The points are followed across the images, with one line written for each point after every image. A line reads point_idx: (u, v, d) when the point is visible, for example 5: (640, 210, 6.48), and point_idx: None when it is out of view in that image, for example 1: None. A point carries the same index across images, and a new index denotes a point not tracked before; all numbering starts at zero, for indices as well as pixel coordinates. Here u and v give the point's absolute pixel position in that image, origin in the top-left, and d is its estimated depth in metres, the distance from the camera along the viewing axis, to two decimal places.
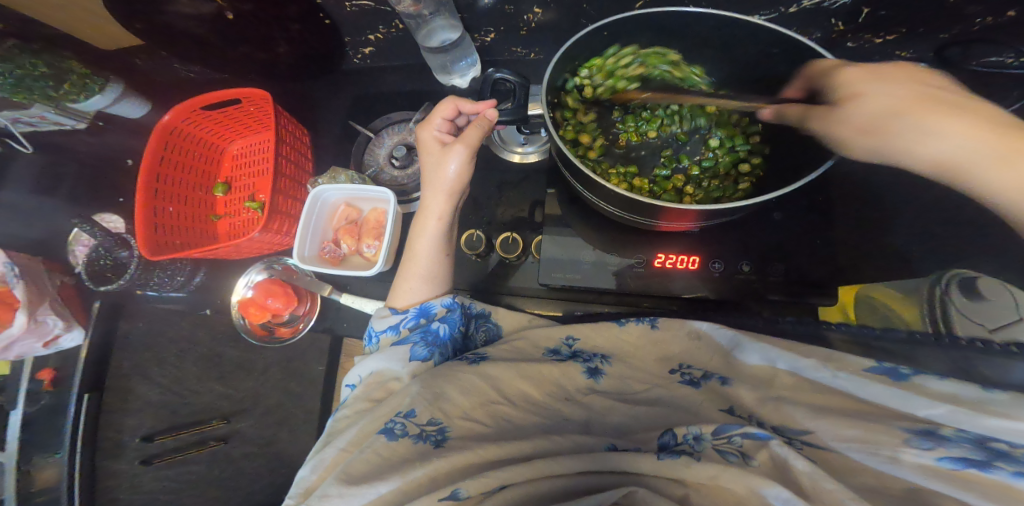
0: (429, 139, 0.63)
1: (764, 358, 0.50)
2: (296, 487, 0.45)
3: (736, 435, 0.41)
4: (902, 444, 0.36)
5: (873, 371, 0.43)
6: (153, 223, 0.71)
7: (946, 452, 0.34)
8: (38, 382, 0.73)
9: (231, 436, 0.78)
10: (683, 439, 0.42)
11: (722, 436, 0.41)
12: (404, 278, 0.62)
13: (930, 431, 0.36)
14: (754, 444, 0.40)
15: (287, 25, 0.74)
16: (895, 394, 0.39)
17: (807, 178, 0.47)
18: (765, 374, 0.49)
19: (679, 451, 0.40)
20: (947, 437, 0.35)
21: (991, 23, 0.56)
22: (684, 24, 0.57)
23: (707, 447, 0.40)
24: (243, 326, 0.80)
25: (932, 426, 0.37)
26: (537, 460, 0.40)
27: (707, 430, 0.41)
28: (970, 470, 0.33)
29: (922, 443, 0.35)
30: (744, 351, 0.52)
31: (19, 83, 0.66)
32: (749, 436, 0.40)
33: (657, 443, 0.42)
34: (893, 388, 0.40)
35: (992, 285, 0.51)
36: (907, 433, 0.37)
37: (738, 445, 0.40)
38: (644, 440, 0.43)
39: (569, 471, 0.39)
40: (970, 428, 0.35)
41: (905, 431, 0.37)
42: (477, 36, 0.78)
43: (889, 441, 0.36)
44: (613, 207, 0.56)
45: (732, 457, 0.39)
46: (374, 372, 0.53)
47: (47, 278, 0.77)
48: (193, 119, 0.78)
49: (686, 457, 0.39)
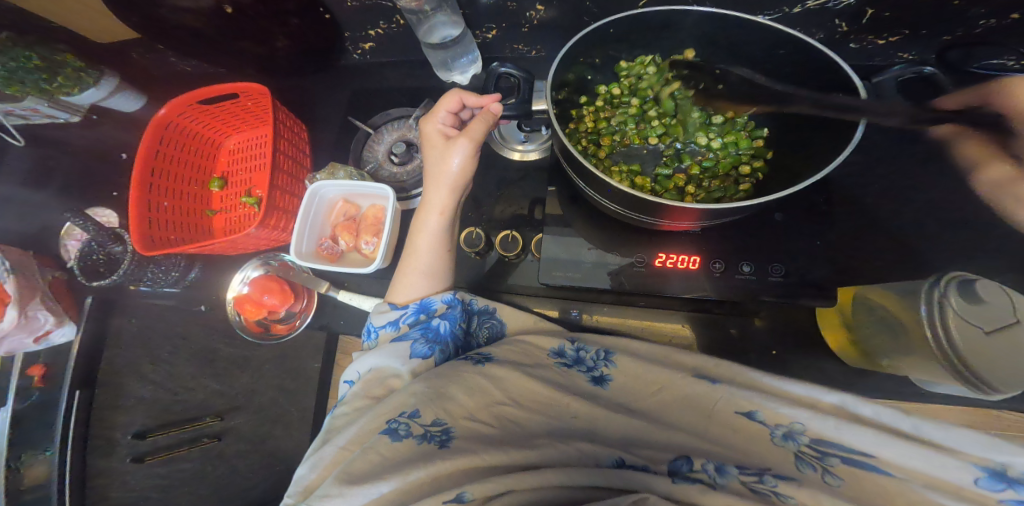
0: (433, 132, 0.63)
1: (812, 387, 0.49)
2: (295, 486, 0.44)
3: (768, 477, 0.40)
4: (972, 481, 0.39)
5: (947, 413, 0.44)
6: (148, 218, 0.71)
7: (1014, 494, 0.38)
8: (28, 379, 0.70)
9: (225, 433, 0.77)
10: (701, 467, 0.40)
11: (750, 474, 0.40)
12: (404, 273, 0.61)
13: (998, 473, 0.39)
14: (789, 485, 0.38)
15: (287, 19, 0.73)
16: (977, 439, 0.41)
17: (813, 179, 0.47)
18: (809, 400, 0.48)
19: (694, 479, 0.39)
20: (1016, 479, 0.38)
21: (994, 26, 0.58)
22: (691, 24, 0.57)
23: (733, 481, 0.39)
24: (239, 323, 0.79)
25: (997, 467, 0.39)
26: (546, 470, 0.40)
27: (732, 465, 0.40)
28: None
29: (991, 483, 0.38)
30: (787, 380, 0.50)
31: (12, 75, 0.64)
32: (784, 478, 0.39)
33: (668, 467, 0.41)
34: (974, 434, 0.41)
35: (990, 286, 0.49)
36: (982, 472, 0.39)
37: (771, 486, 0.39)
38: (652, 459, 0.42)
39: (579, 484, 0.39)
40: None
41: (975, 468, 0.39)
42: (478, 33, 0.77)
43: (960, 475, 0.39)
44: (615, 205, 0.56)
45: (765, 494, 0.38)
46: (373, 368, 0.52)
47: (38, 273, 0.75)
48: (190, 113, 0.77)
49: (702, 484, 0.38)
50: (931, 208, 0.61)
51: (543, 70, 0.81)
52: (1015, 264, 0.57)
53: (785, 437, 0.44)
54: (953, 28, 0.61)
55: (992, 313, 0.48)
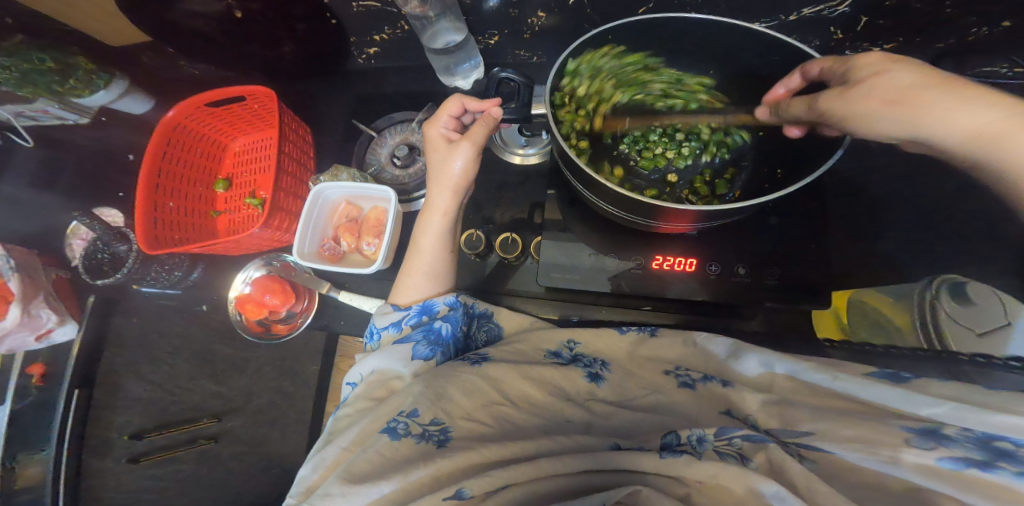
0: (436, 136, 0.64)
1: (763, 364, 0.50)
2: (296, 487, 0.44)
3: (736, 438, 0.42)
4: (905, 445, 0.36)
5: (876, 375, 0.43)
6: (153, 218, 0.72)
7: (950, 453, 0.35)
8: (27, 377, 0.71)
9: (221, 435, 0.77)
10: (687, 440, 0.42)
11: (724, 438, 0.42)
12: (408, 274, 0.62)
13: (930, 431, 0.37)
14: (752, 448, 0.41)
15: (294, 23, 0.74)
16: (897, 393, 0.39)
17: (812, 177, 0.47)
18: (766, 380, 0.50)
19: (681, 450, 0.41)
20: (951, 438, 0.36)
21: (985, 34, 0.60)
22: (686, 30, 0.58)
23: (709, 448, 0.41)
24: (241, 323, 0.79)
25: (934, 426, 0.37)
26: (541, 459, 0.40)
27: (710, 431, 0.43)
28: (971, 470, 0.33)
29: (923, 442, 0.36)
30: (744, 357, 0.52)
31: (26, 78, 0.66)
32: (749, 440, 0.42)
33: (659, 443, 0.43)
34: (896, 389, 0.40)
35: (980, 290, 0.52)
36: (911, 433, 0.37)
37: (738, 447, 0.41)
38: (646, 440, 0.44)
39: (573, 471, 0.40)
40: (975, 427, 0.35)
41: (907, 432, 0.37)
42: (481, 39, 0.79)
43: (892, 443, 0.37)
44: (615, 209, 0.57)
45: (733, 456, 0.40)
46: (376, 370, 0.53)
47: (43, 271, 0.76)
48: (197, 116, 0.78)
49: (689, 455, 0.40)
50: (926, 213, 0.62)
51: (544, 75, 0.83)
52: (1010, 268, 0.58)
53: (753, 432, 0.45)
54: (945, 36, 0.62)
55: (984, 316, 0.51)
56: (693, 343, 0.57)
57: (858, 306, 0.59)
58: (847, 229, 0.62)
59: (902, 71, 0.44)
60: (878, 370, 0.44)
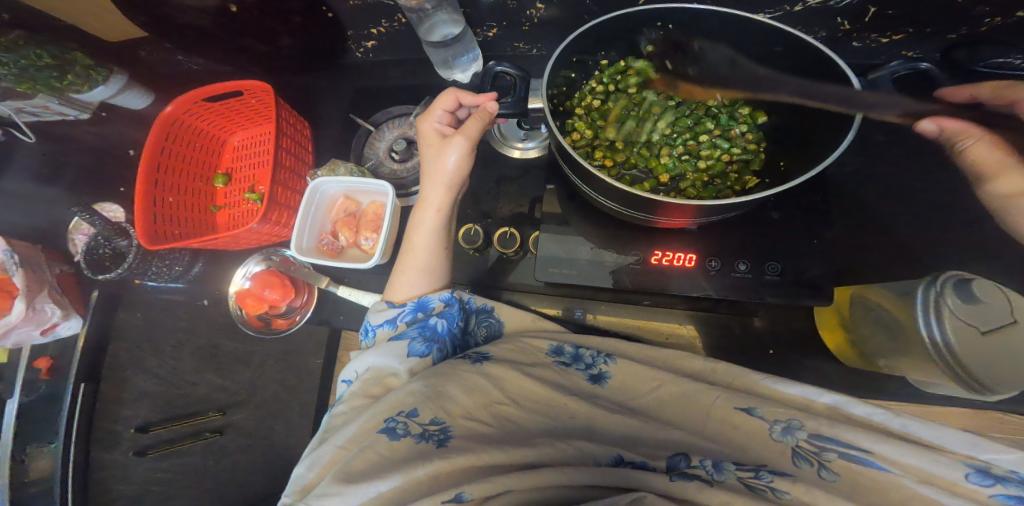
0: (430, 130, 0.64)
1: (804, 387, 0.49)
2: (293, 485, 0.44)
3: (765, 472, 0.41)
4: (963, 477, 0.38)
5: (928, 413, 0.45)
6: (153, 213, 0.72)
7: (1004, 490, 0.37)
8: (35, 371, 0.73)
9: (227, 428, 0.77)
10: (700, 464, 0.41)
11: (748, 471, 0.41)
12: (403, 270, 0.62)
13: (984, 469, 0.38)
14: (785, 481, 0.39)
15: (291, 17, 0.74)
16: (960, 437, 0.41)
17: (811, 172, 0.47)
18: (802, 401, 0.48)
19: (693, 474, 0.40)
20: (1003, 476, 0.38)
21: (1000, 23, 0.58)
22: (685, 20, 0.57)
23: (730, 477, 0.40)
24: (241, 317, 0.80)
25: (984, 465, 0.39)
26: (545, 469, 0.41)
27: (730, 463, 0.42)
28: None
29: (981, 479, 0.38)
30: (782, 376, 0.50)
31: (24, 74, 0.66)
32: (779, 474, 0.40)
33: (666, 463, 0.42)
34: (960, 434, 0.41)
35: (986, 287, 0.49)
36: (967, 467, 0.39)
37: (767, 482, 0.39)
38: (652, 455, 0.43)
39: (580, 483, 0.40)
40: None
41: (965, 464, 0.39)
42: (479, 31, 0.78)
43: (951, 473, 0.38)
44: (612, 202, 0.56)
45: (761, 490, 0.39)
46: (372, 368, 0.52)
47: (46, 265, 0.76)
48: (194, 111, 0.78)
49: (700, 482, 0.39)
50: (932, 206, 0.61)
51: (543, 68, 0.82)
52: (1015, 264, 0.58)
53: (784, 431, 0.44)
54: (956, 26, 0.60)
55: (989, 315, 0.48)
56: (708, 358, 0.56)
57: (860, 302, 0.59)
58: (850, 223, 0.61)
59: None
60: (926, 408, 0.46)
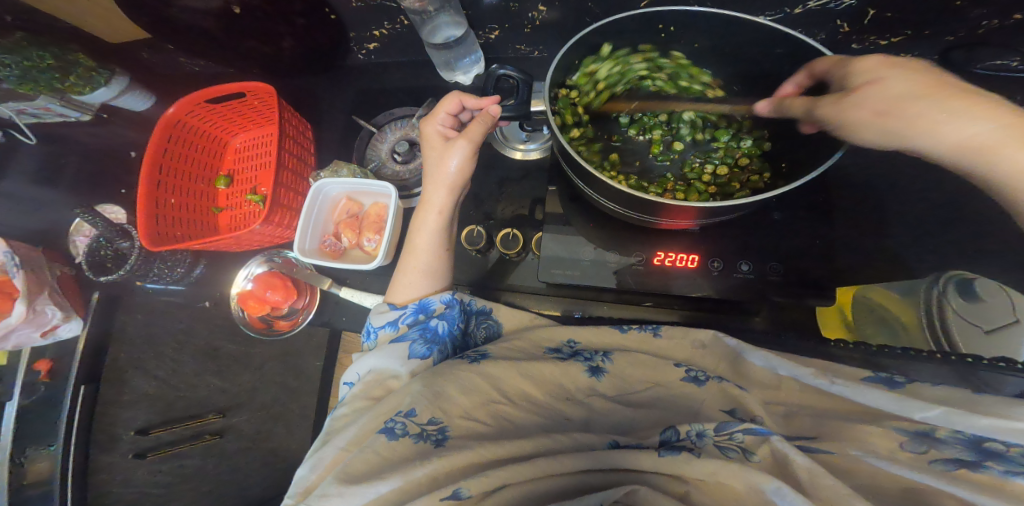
0: (433, 133, 0.64)
1: (766, 362, 0.51)
2: (296, 487, 0.44)
3: (738, 432, 0.42)
4: (899, 447, 0.39)
5: (871, 381, 0.45)
6: (154, 214, 0.72)
7: (942, 455, 0.38)
8: (35, 373, 0.72)
9: (227, 430, 0.77)
10: (686, 435, 0.42)
11: (725, 433, 0.42)
12: (403, 273, 0.62)
13: (923, 434, 0.39)
14: (755, 440, 0.41)
15: (293, 19, 0.74)
16: (891, 398, 0.41)
17: (813, 174, 0.48)
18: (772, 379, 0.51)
19: (680, 447, 0.41)
20: (942, 439, 0.39)
21: (995, 26, 0.58)
22: (689, 22, 0.57)
23: (709, 443, 0.41)
24: (243, 319, 0.79)
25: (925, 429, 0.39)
26: (538, 458, 0.40)
27: (709, 426, 0.43)
28: (963, 469, 0.36)
29: (917, 446, 0.39)
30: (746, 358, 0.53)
31: (26, 76, 0.66)
32: (750, 432, 0.42)
33: (658, 438, 0.43)
34: (890, 394, 0.41)
35: (987, 286, 0.53)
36: (903, 436, 0.40)
37: (739, 442, 0.41)
38: (644, 436, 0.44)
39: (570, 470, 0.40)
40: (965, 427, 0.36)
41: (899, 433, 0.40)
42: (481, 33, 0.78)
43: (886, 445, 0.39)
44: (615, 204, 0.56)
45: (733, 452, 0.40)
46: (374, 369, 0.52)
47: (47, 268, 0.76)
48: (197, 113, 0.78)
49: (687, 453, 0.39)
50: None
51: (545, 70, 0.82)
52: None
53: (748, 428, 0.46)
54: (955, 28, 0.61)
55: (990, 313, 0.52)
56: (698, 342, 0.57)
57: (863, 304, 0.61)
58: (852, 224, 0.61)
59: (897, 80, 0.47)
60: (872, 374, 0.46)
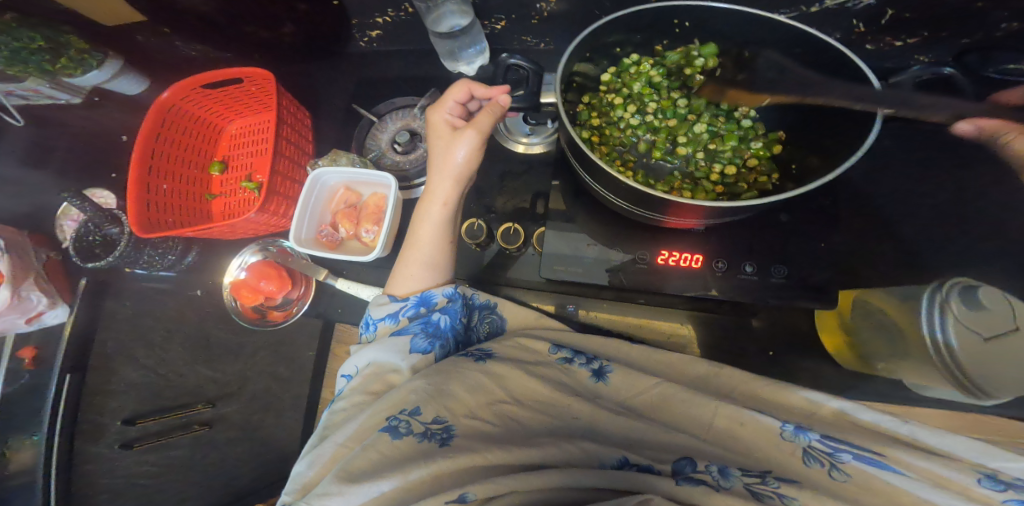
0: (439, 122, 0.62)
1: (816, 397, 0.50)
2: (292, 484, 0.43)
3: (772, 480, 0.39)
4: (976, 481, 0.38)
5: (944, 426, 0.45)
6: (146, 200, 0.70)
7: (1017, 495, 0.36)
8: (19, 360, 0.72)
9: (216, 420, 0.75)
10: (706, 469, 0.40)
11: (755, 476, 0.40)
12: (406, 264, 0.61)
13: (997, 476, 0.38)
14: (792, 488, 0.38)
15: (295, 4, 0.72)
16: (970, 445, 0.41)
17: (830, 175, 0.47)
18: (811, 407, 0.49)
19: (698, 479, 0.39)
20: (1012, 482, 0.38)
21: (1016, 28, 0.58)
22: (706, 17, 0.56)
23: (736, 483, 0.39)
24: (236, 309, 0.78)
25: (995, 472, 0.39)
26: (548, 470, 0.39)
27: (736, 468, 0.41)
28: None
29: (993, 484, 0.38)
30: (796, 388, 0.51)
31: (15, 56, 0.64)
32: (786, 481, 0.39)
33: (672, 467, 0.41)
34: (972, 441, 0.42)
35: (990, 295, 0.51)
36: (978, 475, 0.39)
37: (774, 488, 0.38)
38: (657, 458, 0.42)
39: (581, 485, 0.39)
40: None
41: (978, 471, 0.39)
42: (487, 24, 0.77)
43: (964, 477, 0.38)
44: (622, 200, 0.55)
45: (769, 499, 0.37)
46: (374, 362, 0.51)
47: (32, 252, 0.73)
48: (193, 97, 0.76)
49: (706, 487, 0.38)
50: (941, 212, 0.61)
51: (551, 63, 0.81)
52: (1015, 269, 0.58)
53: (795, 432, 0.44)
54: (973, 31, 0.61)
55: (991, 321, 0.50)
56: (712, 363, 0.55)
57: (862, 307, 0.60)
58: (856, 226, 0.61)
59: None
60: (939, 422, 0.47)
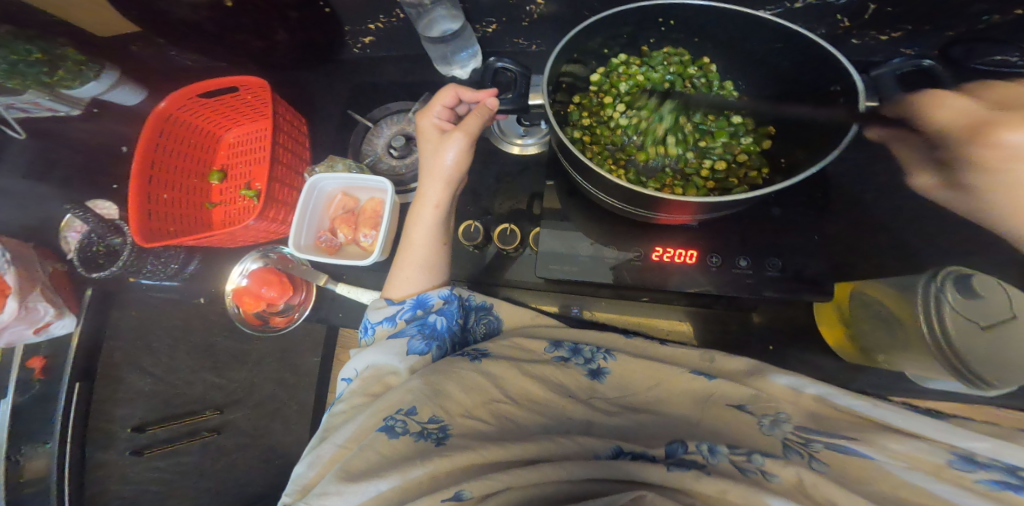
0: (429, 126, 0.63)
1: (793, 383, 0.50)
2: (293, 484, 0.44)
3: (757, 456, 0.41)
4: (946, 463, 0.38)
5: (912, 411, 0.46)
6: (147, 209, 0.71)
7: (988, 475, 0.36)
8: (28, 371, 0.70)
9: (224, 427, 0.76)
10: (695, 449, 0.42)
11: (740, 454, 0.41)
12: (401, 267, 0.61)
13: (968, 457, 0.38)
14: (775, 463, 0.40)
15: (286, 12, 0.73)
16: (939, 427, 0.41)
17: (817, 167, 0.47)
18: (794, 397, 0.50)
19: (687, 462, 0.40)
20: (982, 462, 0.38)
21: (997, 21, 0.58)
22: (690, 14, 0.56)
23: (723, 461, 0.41)
24: (238, 315, 0.79)
25: (967, 453, 0.39)
26: (543, 464, 0.40)
27: (723, 445, 0.42)
28: (1010, 491, 0.35)
29: (963, 464, 0.38)
30: (771, 374, 0.52)
31: (13, 69, 0.64)
32: (770, 457, 0.41)
33: (664, 450, 0.42)
34: (940, 423, 0.42)
35: (986, 282, 0.51)
36: (948, 455, 0.38)
37: (758, 465, 0.40)
38: (651, 444, 0.43)
39: (574, 477, 0.40)
40: (1010, 460, 0.37)
41: (949, 452, 0.39)
42: (478, 27, 0.78)
43: (932, 458, 0.38)
44: (612, 199, 0.56)
45: (753, 473, 0.39)
46: (372, 365, 0.52)
47: (38, 264, 0.74)
48: (189, 107, 0.77)
49: (697, 471, 0.39)
50: None
51: (542, 64, 0.82)
52: None
53: (772, 426, 0.45)
54: (956, 24, 0.61)
55: (987, 308, 0.50)
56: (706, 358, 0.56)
57: (860, 299, 0.60)
58: (850, 219, 0.61)
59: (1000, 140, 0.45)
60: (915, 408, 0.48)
